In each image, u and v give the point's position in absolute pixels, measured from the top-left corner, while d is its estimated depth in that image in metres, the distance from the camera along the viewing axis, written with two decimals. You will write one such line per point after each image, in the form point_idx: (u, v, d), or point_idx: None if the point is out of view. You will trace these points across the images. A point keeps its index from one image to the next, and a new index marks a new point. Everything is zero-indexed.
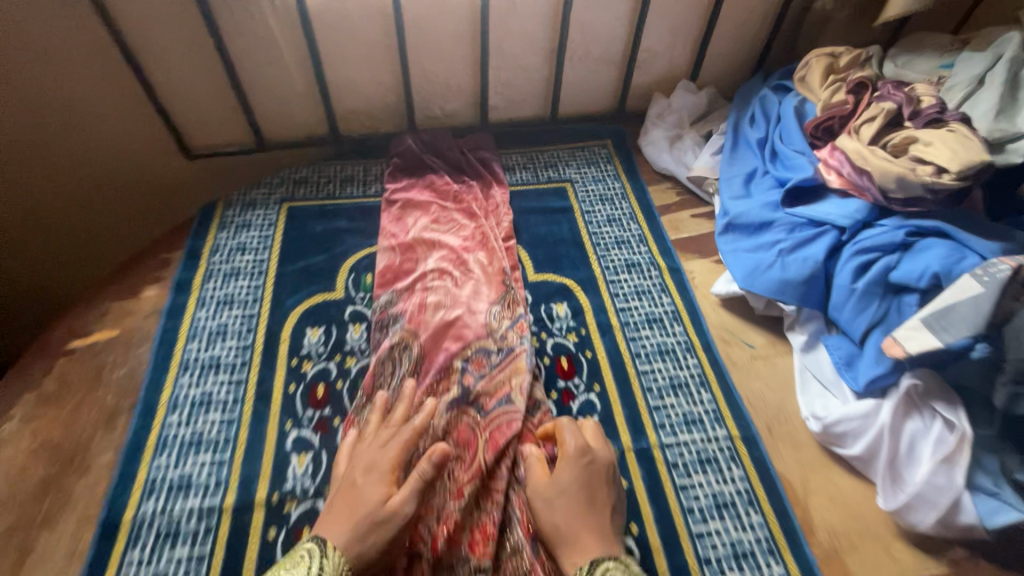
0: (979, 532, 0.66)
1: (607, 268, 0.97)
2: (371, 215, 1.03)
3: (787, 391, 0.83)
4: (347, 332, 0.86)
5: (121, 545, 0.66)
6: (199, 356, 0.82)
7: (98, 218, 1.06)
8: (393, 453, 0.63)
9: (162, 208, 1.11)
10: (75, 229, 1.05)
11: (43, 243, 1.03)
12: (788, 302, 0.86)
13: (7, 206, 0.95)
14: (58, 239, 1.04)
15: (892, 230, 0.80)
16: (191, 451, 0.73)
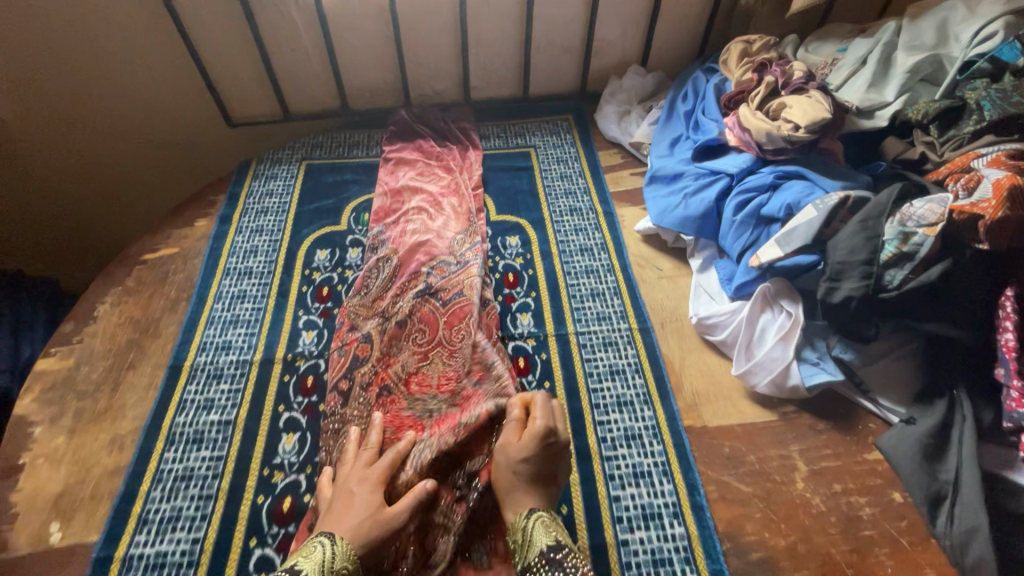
0: (801, 390, 0.89)
1: (554, 212, 1.22)
2: (371, 170, 1.30)
3: (683, 301, 1.06)
4: (347, 252, 1.13)
5: (182, 379, 0.93)
6: (237, 265, 1.10)
7: (162, 168, 1.38)
8: (380, 469, 0.74)
9: (210, 161, 1.41)
10: (144, 175, 1.37)
11: (124, 178, 1.36)
12: (689, 234, 1.09)
13: (107, 144, 1.30)
14: (131, 181, 1.37)
15: (765, 175, 1.03)
16: (231, 326, 1.01)
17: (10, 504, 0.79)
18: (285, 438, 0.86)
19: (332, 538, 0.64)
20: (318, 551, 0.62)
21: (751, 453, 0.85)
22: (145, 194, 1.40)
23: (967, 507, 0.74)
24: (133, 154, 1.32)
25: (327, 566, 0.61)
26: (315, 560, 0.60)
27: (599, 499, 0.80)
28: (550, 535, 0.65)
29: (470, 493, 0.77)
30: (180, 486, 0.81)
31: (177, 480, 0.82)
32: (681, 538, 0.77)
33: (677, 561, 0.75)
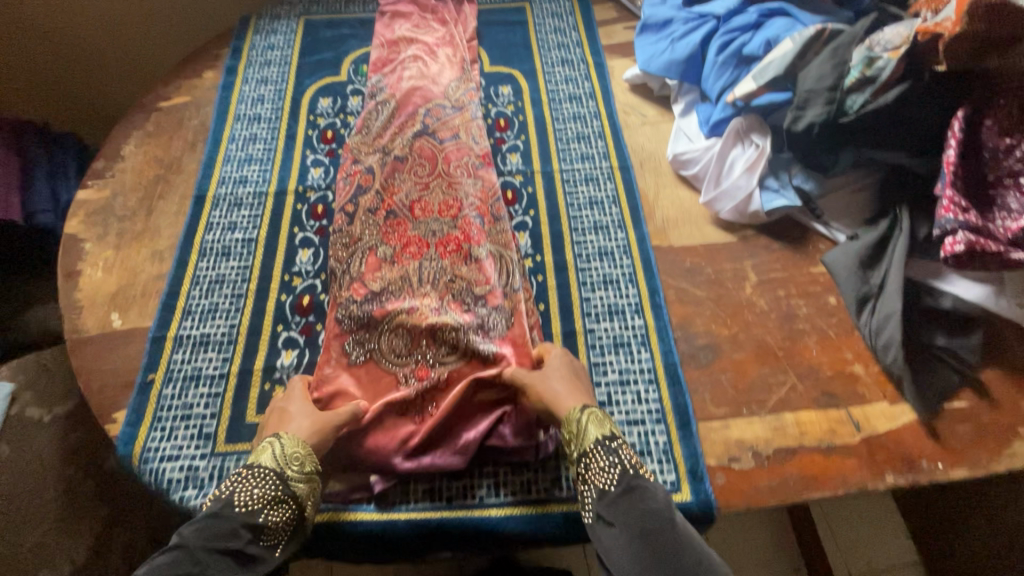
0: (761, 215, 0.99)
1: (546, 63, 1.25)
2: (369, 25, 1.33)
3: (663, 144, 1.13)
4: (349, 101, 1.19)
5: (207, 206, 1.05)
6: (247, 112, 1.18)
7: (163, 24, 1.40)
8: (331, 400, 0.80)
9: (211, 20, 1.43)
10: (146, 29, 1.39)
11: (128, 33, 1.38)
12: (674, 79, 1.14)
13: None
14: (135, 38, 1.40)
15: (751, 14, 1.05)
16: (246, 163, 1.10)
17: (76, 300, 0.94)
18: (302, 253, 0.99)
19: (279, 436, 0.72)
20: (267, 449, 0.70)
21: (710, 266, 0.97)
22: (150, 51, 1.43)
23: (887, 300, 0.87)
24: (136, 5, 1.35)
25: (280, 459, 0.70)
26: (268, 456, 0.69)
27: (572, 300, 0.94)
28: (605, 427, 0.72)
29: (477, 305, 0.88)
30: (214, 287, 0.95)
31: (211, 283, 0.96)
32: (639, 327, 0.91)
33: (635, 343, 0.89)
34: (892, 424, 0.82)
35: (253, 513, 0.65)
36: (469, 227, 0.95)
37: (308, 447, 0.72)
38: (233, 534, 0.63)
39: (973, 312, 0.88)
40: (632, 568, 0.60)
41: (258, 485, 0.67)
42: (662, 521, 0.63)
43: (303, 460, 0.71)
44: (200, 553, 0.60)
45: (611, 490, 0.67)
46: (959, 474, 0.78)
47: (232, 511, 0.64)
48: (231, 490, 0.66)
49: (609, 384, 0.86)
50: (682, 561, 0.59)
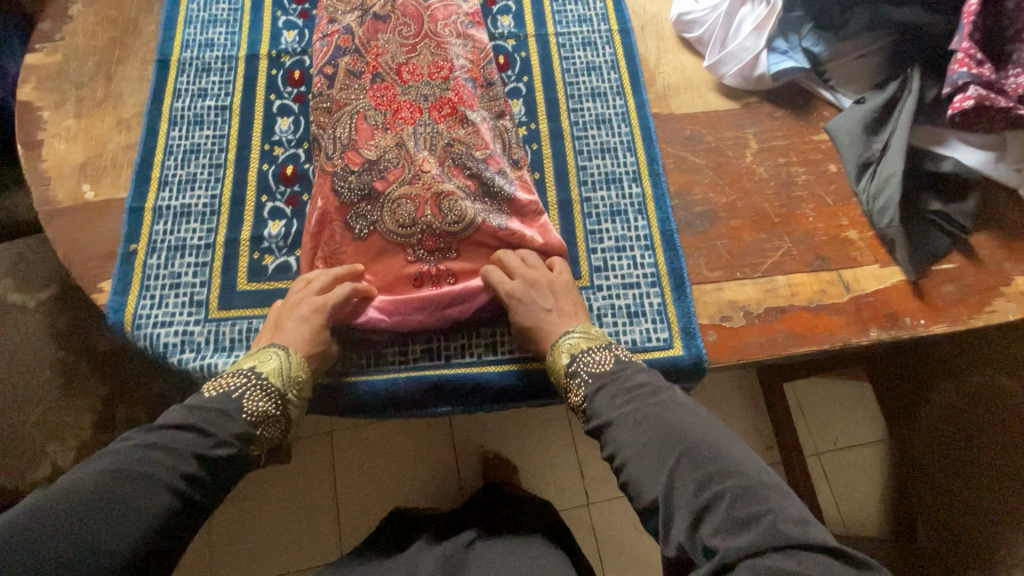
0: (768, 82, 0.95)
1: None
2: None
3: (666, 5, 1.05)
4: None
5: (173, 72, 0.96)
6: None
7: None
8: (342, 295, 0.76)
9: None
10: None
11: None
12: None
13: None
14: None
15: None
16: (211, 25, 1.01)
17: (41, 171, 0.88)
18: (281, 121, 0.93)
19: (285, 349, 0.72)
20: (271, 360, 0.71)
21: (710, 134, 0.94)
22: None
23: (889, 162, 0.85)
24: None
25: (281, 373, 0.71)
26: (274, 372, 0.70)
27: (568, 170, 0.91)
28: (574, 347, 0.73)
29: (481, 169, 0.84)
30: (190, 158, 0.90)
31: (186, 153, 0.91)
32: (636, 196, 0.89)
33: (632, 212, 0.88)
34: (880, 285, 0.84)
35: (252, 423, 0.67)
36: (462, 90, 0.89)
37: (308, 371, 0.73)
38: (234, 437, 0.64)
39: (971, 178, 0.87)
40: (618, 431, 0.64)
41: (263, 397, 0.69)
42: (635, 386, 0.67)
43: (303, 386, 0.73)
44: (203, 437, 0.62)
45: (604, 371, 0.70)
46: (939, 329, 0.81)
47: (237, 414, 0.66)
48: (236, 389, 0.68)
49: (605, 251, 0.86)
50: (626, 410, 0.65)
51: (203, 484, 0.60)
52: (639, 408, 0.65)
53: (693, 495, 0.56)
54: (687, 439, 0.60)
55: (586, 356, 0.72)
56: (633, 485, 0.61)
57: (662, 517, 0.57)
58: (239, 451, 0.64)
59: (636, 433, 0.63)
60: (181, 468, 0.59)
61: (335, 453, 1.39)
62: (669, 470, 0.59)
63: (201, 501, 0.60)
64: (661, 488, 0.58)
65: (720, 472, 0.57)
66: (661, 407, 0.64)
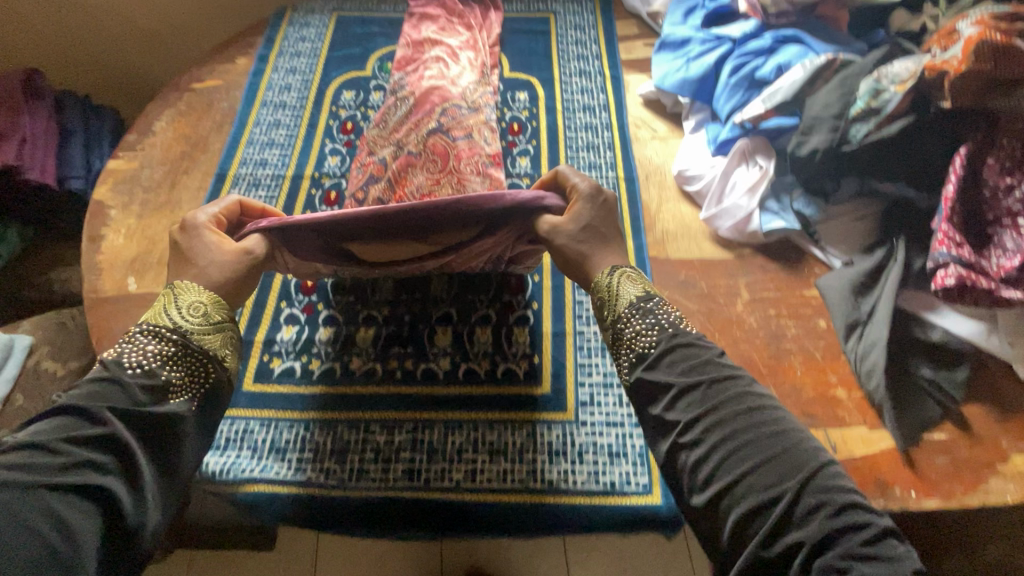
0: (759, 236, 1.01)
1: (564, 73, 1.30)
2: (398, 26, 1.38)
3: (669, 159, 1.16)
4: (371, 96, 1.25)
5: (226, 185, 1.10)
6: (274, 98, 1.24)
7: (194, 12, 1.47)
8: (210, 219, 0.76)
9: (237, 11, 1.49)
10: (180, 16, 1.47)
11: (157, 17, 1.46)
12: (685, 97, 1.16)
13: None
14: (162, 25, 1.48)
15: (766, 40, 1.07)
16: (267, 147, 1.16)
17: (96, 261, 0.99)
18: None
19: (172, 286, 0.71)
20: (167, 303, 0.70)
21: (703, 280, 0.99)
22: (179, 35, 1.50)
23: (875, 327, 0.88)
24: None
25: (184, 308, 0.69)
26: (167, 316, 0.68)
27: (566, 301, 0.98)
28: (637, 289, 0.72)
29: None
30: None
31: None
32: None
33: None
34: (869, 448, 0.83)
35: (154, 371, 0.64)
36: None
37: (207, 297, 0.71)
38: (132, 396, 0.62)
39: (960, 347, 0.89)
40: (719, 401, 0.62)
41: (152, 345, 0.66)
42: (725, 365, 0.66)
43: (208, 311, 0.70)
44: (85, 415, 0.59)
45: (688, 334, 0.69)
46: (931, 504, 0.78)
47: (122, 373, 0.63)
48: (122, 355, 0.65)
49: (593, 385, 0.89)
50: (734, 392, 0.63)
51: (108, 452, 0.58)
52: (748, 396, 0.62)
53: (825, 513, 0.54)
54: (801, 445, 0.59)
55: (665, 315, 0.70)
56: (742, 471, 0.57)
57: (778, 516, 0.55)
58: (134, 406, 0.61)
59: (745, 412, 0.61)
60: (70, 458, 0.56)
61: (318, 552, 1.34)
62: (797, 473, 0.57)
63: (114, 467, 0.57)
64: (784, 488, 0.56)
65: (852, 499, 0.56)
66: (767, 398, 0.63)
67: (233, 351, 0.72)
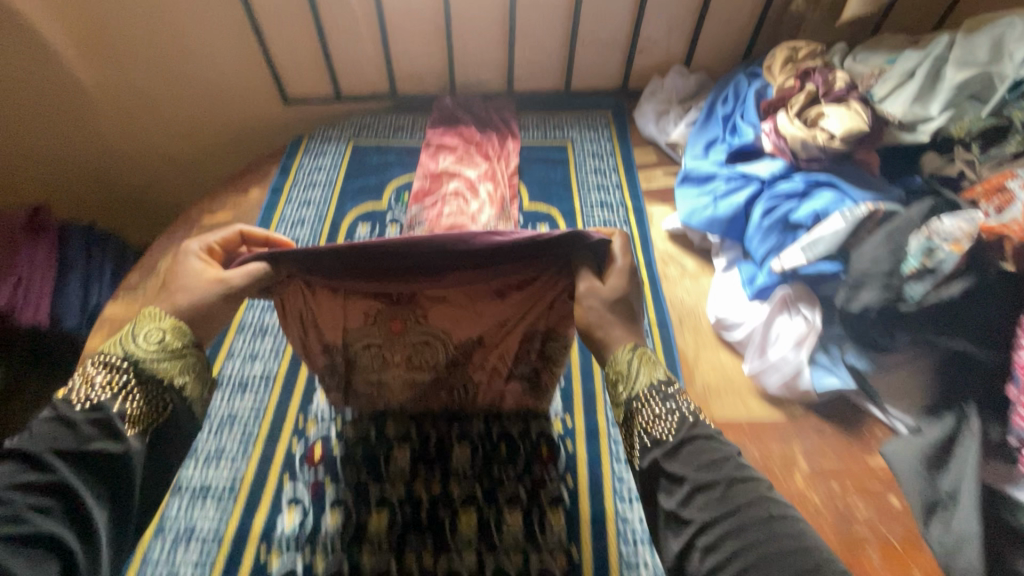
0: (811, 394, 0.93)
1: (585, 205, 1.27)
2: (415, 154, 1.38)
3: (702, 300, 1.10)
4: (387, 229, 1.21)
5: (231, 334, 1.03)
6: (285, 232, 1.20)
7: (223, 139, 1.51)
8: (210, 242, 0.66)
9: (264, 137, 1.53)
10: (208, 142, 1.51)
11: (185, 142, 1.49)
12: (715, 235, 1.12)
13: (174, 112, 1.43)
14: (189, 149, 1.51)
15: (797, 182, 1.04)
16: None
17: None
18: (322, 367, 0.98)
19: (138, 314, 0.59)
20: (127, 334, 0.58)
21: (754, 446, 0.90)
22: (204, 160, 1.54)
23: (963, 515, 0.76)
24: (199, 124, 1.46)
25: (144, 341, 0.57)
26: (122, 344, 0.57)
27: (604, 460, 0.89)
28: (660, 371, 0.58)
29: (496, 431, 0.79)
30: (226, 421, 0.92)
31: (222, 416, 0.93)
32: None
33: None
34: None
35: (104, 406, 0.53)
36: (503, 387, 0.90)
37: (174, 323, 0.59)
38: (73, 440, 0.50)
39: None
40: (719, 503, 0.49)
41: (100, 374, 0.55)
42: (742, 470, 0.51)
43: (172, 338, 0.58)
44: (21, 458, 0.48)
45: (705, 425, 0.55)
46: None
47: (68, 409, 0.52)
48: (70, 390, 0.54)
49: None
50: (752, 493, 0.49)
51: (52, 502, 0.46)
52: (770, 506, 0.48)
53: None
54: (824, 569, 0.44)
55: (684, 404, 0.57)
56: None
57: None
58: (82, 447, 0.50)
59: (754, 527, 0.47)
60: None
61: None
62: None
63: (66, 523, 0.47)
64: None
65: None
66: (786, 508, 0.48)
67: (198, 380, 0.60)
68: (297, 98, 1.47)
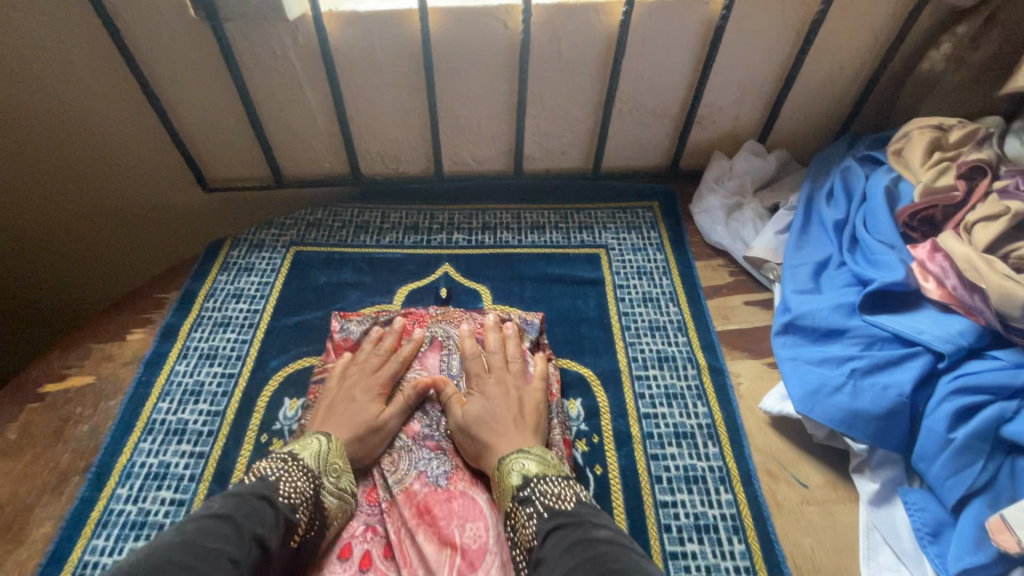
0: None
1: (635, 360, 0.83)
2: (380, 268, 0.96)
3: (847, 555, 0.66)
4: (281, 408, 0.77)
5: None
6: (167, 419, 0.76)
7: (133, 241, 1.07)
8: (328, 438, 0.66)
9: (186, 232, 1.10)
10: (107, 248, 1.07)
11: (81, 251, 1.06)
12: (857, 439, 0.68)
13: (59, 214, 0.99)
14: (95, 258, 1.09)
15: (1009, 368, 0.62)
16: (133, 537, 0.66)
17: None
18: (290, 402, 0.78)
19: (329, 435, 0.64)
20: (316, 444, 0.62)
21: None
22: (114, 269, 1.11)
23: None
24: (92, 225, 1.03)
25: (324, 456, 0.61)
26: (314, 451, 0.61)
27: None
28: (541, 465, 0.61)
29: None
30: (129, 538, 0.66)
31: (129, 530, 0.67)
32: None
33: None
34: None
35: (292, 510, 0.55)
36: (410, 319, 0.81)
37: (345, 462, 0.64)
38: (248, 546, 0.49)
39: None
40: None
41: (294, 475, 0.58)
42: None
43: (341, 473, 0.62)
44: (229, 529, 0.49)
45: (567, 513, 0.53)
46: None
47: (275, 499, 0.54)
48: (270, 474, 0.56)
49: None
50: None
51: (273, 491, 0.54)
52: None
53: None
54: None
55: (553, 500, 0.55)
56: None
57: None
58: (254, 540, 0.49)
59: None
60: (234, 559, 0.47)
61: None
62: None
63: (317, 514, 0.58)
64: None
65: None
66: None
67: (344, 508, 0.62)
68: (221, 184, 1.04)
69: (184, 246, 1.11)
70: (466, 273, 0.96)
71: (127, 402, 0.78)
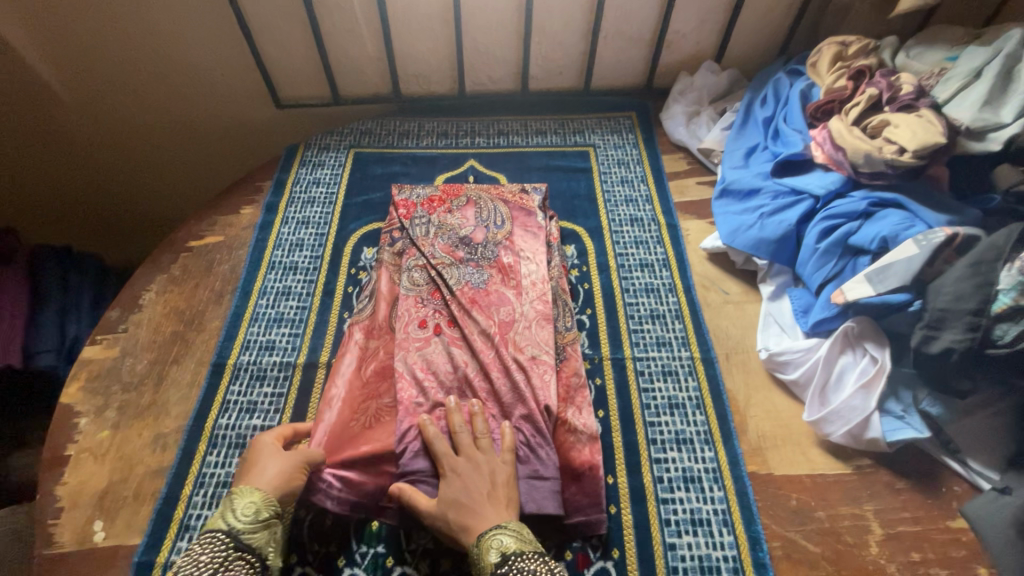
0: (882, 445, 0.81)
1: (613, 220, 1.14)
2: (421, 163, 1.26)
3: (750, 330, 0.99)
4: (362, 253, 1.09)
5: (226, 380, 0.92)
6: (282, 259, 1.08)
7: (216, 148, 1.36)
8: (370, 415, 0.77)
9: (259, 142, 1.38)
10: (193, 153, 1.36)
11: (177, 153, 1.35)
12: (762, 257, 1.01)
13: (166, 122, 1.28)
14: (184, 159, 1.37)
15: (857, 200, 0.94)
16: (275, 325, 0.99)
17: (55, 497, 0.79)
18: (367, 250, 1.10)
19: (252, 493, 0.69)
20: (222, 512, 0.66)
21: (822, 510, 0.79)
22: (198, 171, 1.40)
23: None
24: (185, 134, 1.31)
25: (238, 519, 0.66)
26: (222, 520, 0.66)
27: (656, 561, 0.75)
28: (523, 530, 0.67)
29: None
30: (273, 325, 0.98)
31: (270, 321, 0.99)
32: (731, 551, 0.76)
33: (727, 572, 0.74)
34: None
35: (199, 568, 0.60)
36: (449, 189, 1.11)
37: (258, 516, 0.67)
38: None
39: None
40: None
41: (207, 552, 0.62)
42: None
43: (259, 507, 0.67)
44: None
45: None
46: None
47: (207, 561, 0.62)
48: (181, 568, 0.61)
49: None
50: None
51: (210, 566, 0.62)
52: None
53: None
54: None
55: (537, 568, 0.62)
56: None
57: None
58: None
59: None
60: None
61: None
62: None
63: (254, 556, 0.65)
64: None
65: None
66: None
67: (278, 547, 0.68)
68: (291, 102, 1.32)
69: (256, 153, 1.40)
70: (487, 165, 1.26)
71: (252, 250, 1.09)
